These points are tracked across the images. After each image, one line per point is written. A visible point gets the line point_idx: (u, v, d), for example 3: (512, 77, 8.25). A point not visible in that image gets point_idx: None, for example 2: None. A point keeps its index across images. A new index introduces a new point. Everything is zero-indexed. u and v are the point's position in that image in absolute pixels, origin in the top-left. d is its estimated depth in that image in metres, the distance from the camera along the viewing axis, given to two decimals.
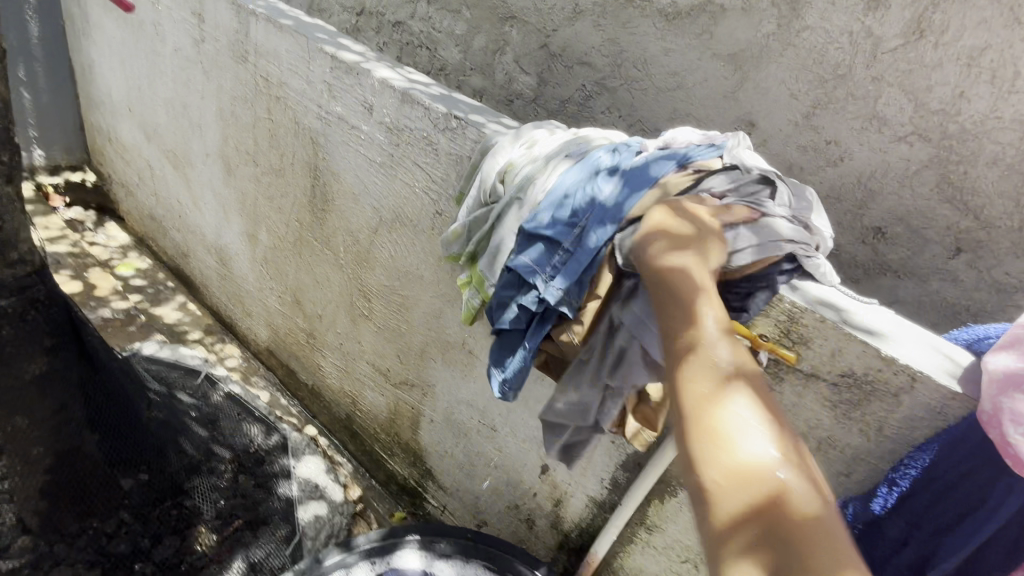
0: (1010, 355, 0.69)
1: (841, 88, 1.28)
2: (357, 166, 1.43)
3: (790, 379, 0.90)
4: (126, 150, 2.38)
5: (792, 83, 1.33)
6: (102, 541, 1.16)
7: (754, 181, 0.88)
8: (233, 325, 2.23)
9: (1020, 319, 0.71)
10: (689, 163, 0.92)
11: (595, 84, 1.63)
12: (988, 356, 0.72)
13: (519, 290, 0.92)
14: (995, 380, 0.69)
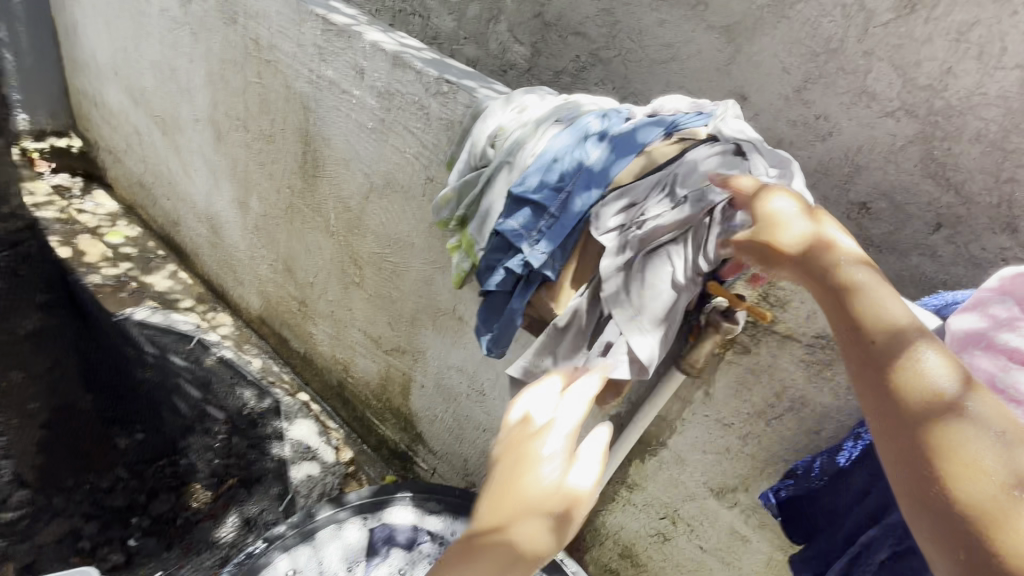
0: (973, 316, 0.72)
1: (833, 62, 1.36)
2: (347, 131, 1.41)
3: (766, 341, 0.92)
4: (113, 115, 2.35)
5: (785, 57, 1.42)
6: (99, 496, 1.24)
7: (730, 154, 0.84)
8: (225, 294, 2.25)
9: (987, 283, 0.74)
10: (677, 132, 0.90)
11: (589, 55, 1.74)
12: (953, 318, 0.75)
13: (507, 253, 0.93)
14: (956, 339, 0.72)
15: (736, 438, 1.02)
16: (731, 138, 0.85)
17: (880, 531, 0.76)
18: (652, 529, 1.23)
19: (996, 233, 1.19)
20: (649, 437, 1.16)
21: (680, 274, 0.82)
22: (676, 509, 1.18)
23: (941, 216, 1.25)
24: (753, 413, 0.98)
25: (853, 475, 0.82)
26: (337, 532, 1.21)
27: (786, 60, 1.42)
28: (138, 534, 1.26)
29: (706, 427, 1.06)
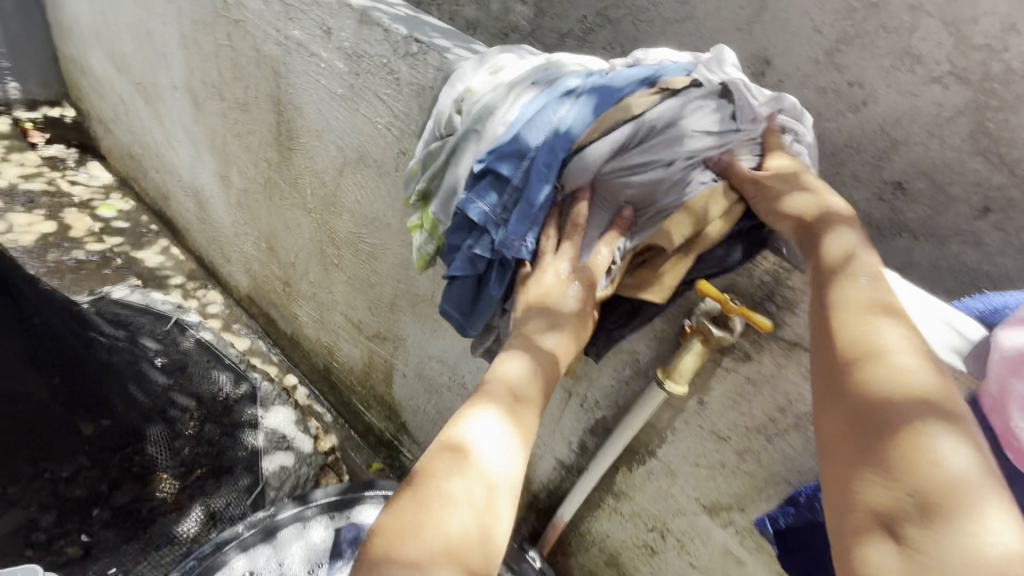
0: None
1: (873, 20, 1.30)
2: (318, 99, 1.29)
3: (770, 349, 0.79)
4: (100, 83, 2.27)
5: (817, 14, 1.36)
6: (59, 486, 1.15)
7: (719, 107, 0.76)
8: (216, 272, 2.19)
9: None
10: (660, 82, 0.78)
11: (597, 15, 1.60)
12: (999, 332, 0.61)
13: (471, 233, 0.82)
14: (1004, 360, 0.58)
15: (731, 454, 0.90)
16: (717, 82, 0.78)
17: None
18: (639, 540, 1.14)
19: None
20: (636, 444, 1.05)
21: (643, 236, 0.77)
22: (666, 522, 1.07)
23: (989, 200, 1.30)
24: (752, 428, 0.86)
25: None
26: (301, 531, 1.14)
27: (818, 18, 1.36)
28: (95, 528, 1.17)
29: (698, 439, 0.94)
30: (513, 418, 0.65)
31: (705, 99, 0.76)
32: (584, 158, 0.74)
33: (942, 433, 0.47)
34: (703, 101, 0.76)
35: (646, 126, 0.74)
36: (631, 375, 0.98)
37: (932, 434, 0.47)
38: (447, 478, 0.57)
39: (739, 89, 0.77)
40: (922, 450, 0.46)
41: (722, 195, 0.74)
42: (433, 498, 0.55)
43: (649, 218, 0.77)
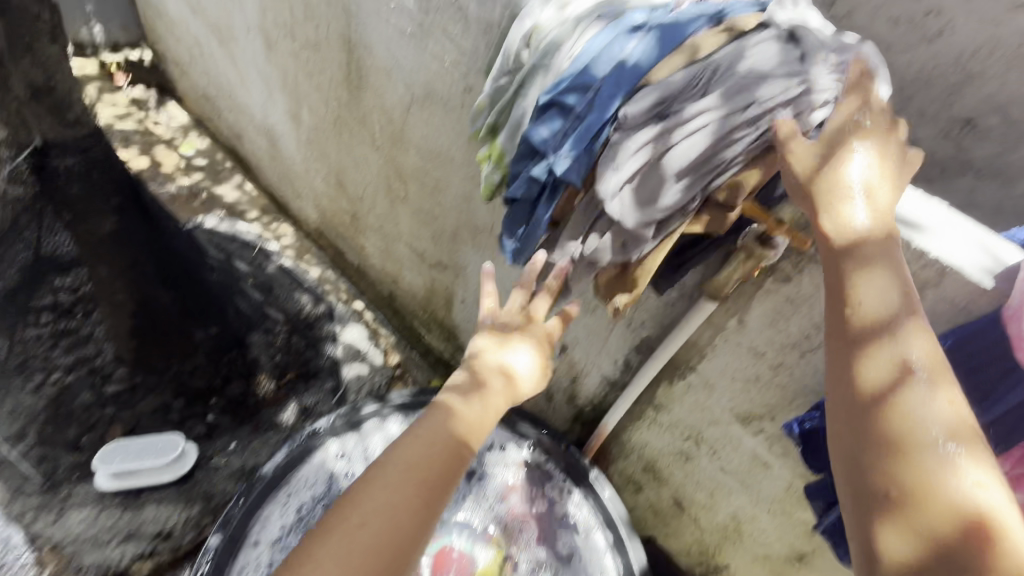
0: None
1: None
2: (387, 38, 1.37)
3: (810, 270, 0.86)
4: (175, 26, 2.40)
5: None
6: (184, 377, 1.43)
7: (787, 48, 0.75)
8: (287, 207, 2.37)
9: None
10: (724, 20, 0.82)
11: None
12: None
13: (532, 160, 0.90)
14: None
15: (766, 368, 1.00)
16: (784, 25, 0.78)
17: None
18: (675, 447, 1.27)
19: None
20: (677, 361, 1.16)
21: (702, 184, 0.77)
22: (701, 431, 1.20)
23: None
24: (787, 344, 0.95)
25: None
26: (380, 425, 1.33)
27: None
28: (216, 412, 1.43)
29: (735, 355, 1.04)
30: (491, 393, 0.94)
31: (770, 41, 0.76)
32: (643, 96, 0.78)
33: (935, 396, 0.57)
34: (768, 44, 0.76)
35: (702, 72, 0.77)
36: (676, 298, 1.08)
37: (940, 396, 0.57)
38: (440, 420, 0.90)
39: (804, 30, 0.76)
40: (931, 408, 0.57)
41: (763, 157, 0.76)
42: (442, 416, 0.90)
43: (708, 165, 0.76)
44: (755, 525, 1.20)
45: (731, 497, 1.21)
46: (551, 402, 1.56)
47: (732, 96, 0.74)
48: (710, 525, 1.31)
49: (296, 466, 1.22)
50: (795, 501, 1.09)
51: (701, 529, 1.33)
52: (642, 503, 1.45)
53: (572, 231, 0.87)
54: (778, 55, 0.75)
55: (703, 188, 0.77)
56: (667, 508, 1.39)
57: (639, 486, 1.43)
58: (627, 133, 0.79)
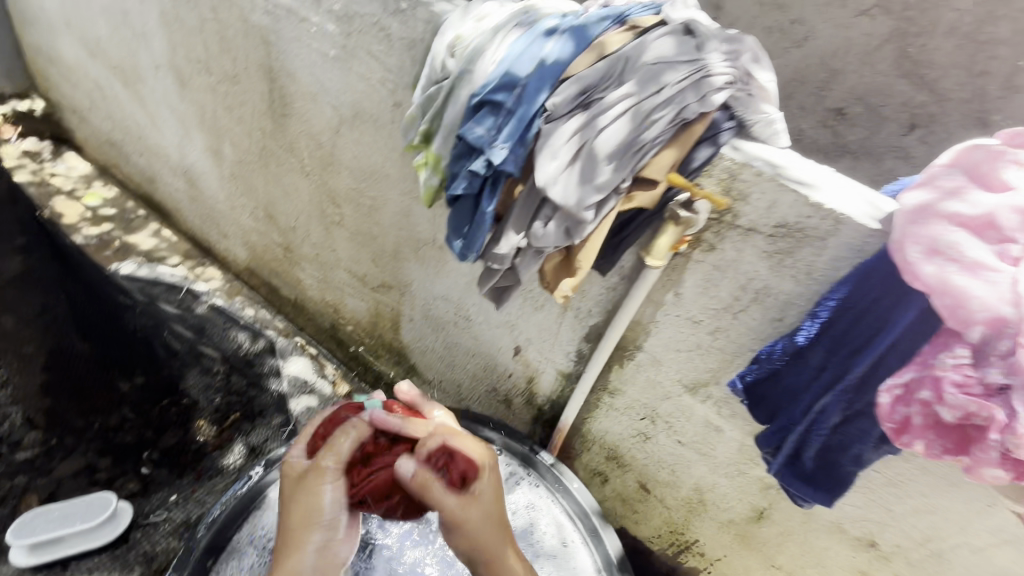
0: (923, 190, 0.71)
1: None
2: (311, 63, 1.39)
3: (730, 237, 0.95)
4: (70, 70, 2.25)
5: None
6: (109, 435, 1.31)
7: (697, 51, 0.86)
8: (211, 248, 2.25)
9: (941, 160, 0.73)
10: (627, 20, 0.92)
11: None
12: (903, 195, 0.74)
13: (469, 159, 0.94)
14: (905, 213, 0.71)
15: (705, 335, 1.07)
16: (680, 21, 0.89)
17: (833, 398, 0.84)
18: (634, 429, 1.32)
19: (968, 128, 1.60)
20: (625, 343, 1.21)
21: (619, 166, 0.83)
22: (655, 409, 1.25)
23: (914, 118, 1.66)
24: (720, 309, 1.02)
25: (810, 353, 0.87)
26: None
27: None
28: (150, 465, 1.31)
29: (677, 327, 1.10)
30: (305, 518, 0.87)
31: (684, 42, 0.86)
32: (565, 93, 0.85)
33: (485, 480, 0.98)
34: (670, 35, 0.87)
35: (612, 66, 0.85)
36: (616, 283, 1.13)
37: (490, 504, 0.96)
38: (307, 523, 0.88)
39: (695, 21, 0.89)
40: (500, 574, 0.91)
41: (651, 191, 0.86)
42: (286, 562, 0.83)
43: (628, 154, 0.83)
44: (717, 492, 1.25)
45: (691, 468, 1.26)
46: (510, 407, 1.57)
47: (650, 89, 0.82)
48: (676, 503, 1.35)
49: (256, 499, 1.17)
50: (748, 460, 1.16)
51: (667, 507, 1.37)
52: (610, 493, 1.47)
53: (517, 223, 0.92)
54: (676, 46, 0.86)
55: (631, 169, 0.84)
56: (634, 494, 1.42)
57: (605, 478, 1.46)
58: (557, 123, 0.86)
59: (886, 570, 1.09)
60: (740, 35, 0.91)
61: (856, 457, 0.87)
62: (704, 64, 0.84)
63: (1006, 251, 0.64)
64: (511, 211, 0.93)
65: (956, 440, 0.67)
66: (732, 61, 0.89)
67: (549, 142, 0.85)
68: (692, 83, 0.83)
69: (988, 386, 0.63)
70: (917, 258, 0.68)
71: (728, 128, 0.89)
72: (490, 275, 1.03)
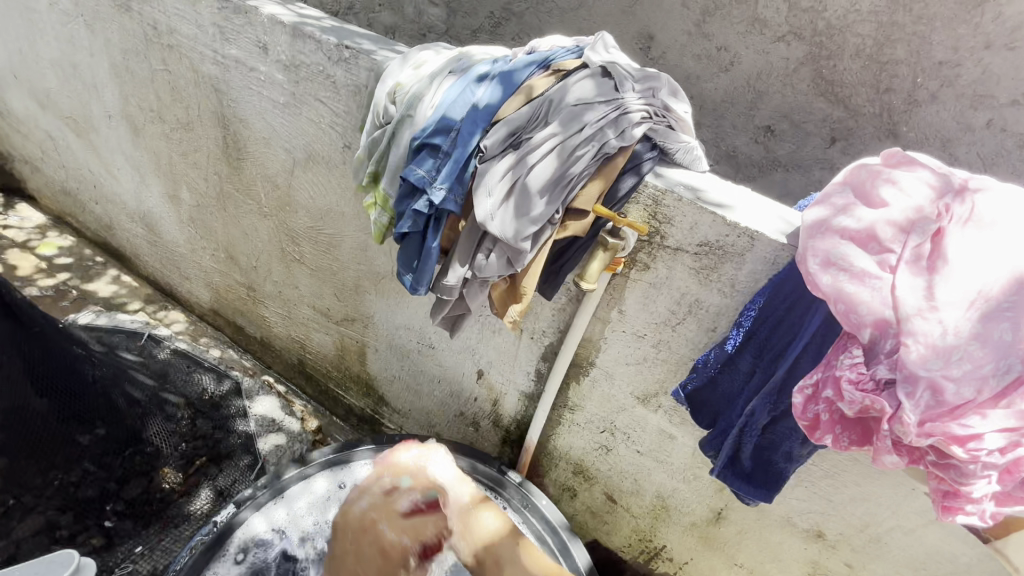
0: (821, 207, 0.79)
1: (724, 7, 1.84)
2: (262, 110, 1.44)
3: (661, 256, 1.02)
4: (20, 123, 2.24)
5: (690, 15, 1.91)
6: (70, 489, 1.24)
7: (615, 90, 0.94)
8: (173, 292, 2.24)
9: (838, 180, 0.80)
10: (550, 65, 1.00)
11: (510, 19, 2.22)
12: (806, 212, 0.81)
13: (413, 199, 1.00)
14: (807, 228, 0.79)
15: (650, 348, 1.13)
16: (599, 63, 0.98)
17: (758, 404, 0.90)
18: (595, 443, 1.37)
19: (881, 139, 1.79)
20: (579, 361, 1.27)
21: (551, 200, 0.90)
22: (613, 421, 1.31)
23: (834, 131, 1.84)
24: (660, 323, 1.09)
25: (739, 360, 0.95)
26: (307, 487, 1.31)
27: (692, 21, 1.92)
28: (114, 517, 1.29)
29: (624, 343, 1.17)
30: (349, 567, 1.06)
31: (602, 83, 0.95)
32: (497, 134, 0.92)
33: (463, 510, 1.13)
34: (590, 77, 0.95)
35: (537, 109, 0.93)
36: (564, 305, 1.19)
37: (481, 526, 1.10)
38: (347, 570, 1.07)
39: (612, 62, 0.98)
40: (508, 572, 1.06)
41: (580, 222, 0.93)
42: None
43: (558, 188, 0.90)
44: (678, 498, 1.30)
45: (651, 475, 1.32)
46: (478, 430, 1.61)
47: (574, 128, 0.90)
48: (642, 511, 1.40)
49: (232, 537, 1.20)
50: (701, 464, 1.22)
51: (634, 516, 1.42)
52: (580, 507, 1.51)
53: (461, 256, 0.98)
54: (594, 88, 0.94)
55: (562, 201, 0.90)
56: (602, 506, 1.46)
57: (574, 492, 1.50)
58: (490, 163, 0.92)
59: (835, 559, 1.15)
60: (657, 73, 1.01)
61: (788, 453, 0.93)
62: (620, 102, 0.93)
63: (885, 260, 0.72)
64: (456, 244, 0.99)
65: (860, 432, 0.75)
66: (648, 96, 0.97)
67: (485, 180, 0.92)
68: (612, 119, 0.91)
69: (878, 381, 0.70)
70: (816, 270, 0.75)
71: (649, 159, 0.97)
72: (442, 307, 1.08)
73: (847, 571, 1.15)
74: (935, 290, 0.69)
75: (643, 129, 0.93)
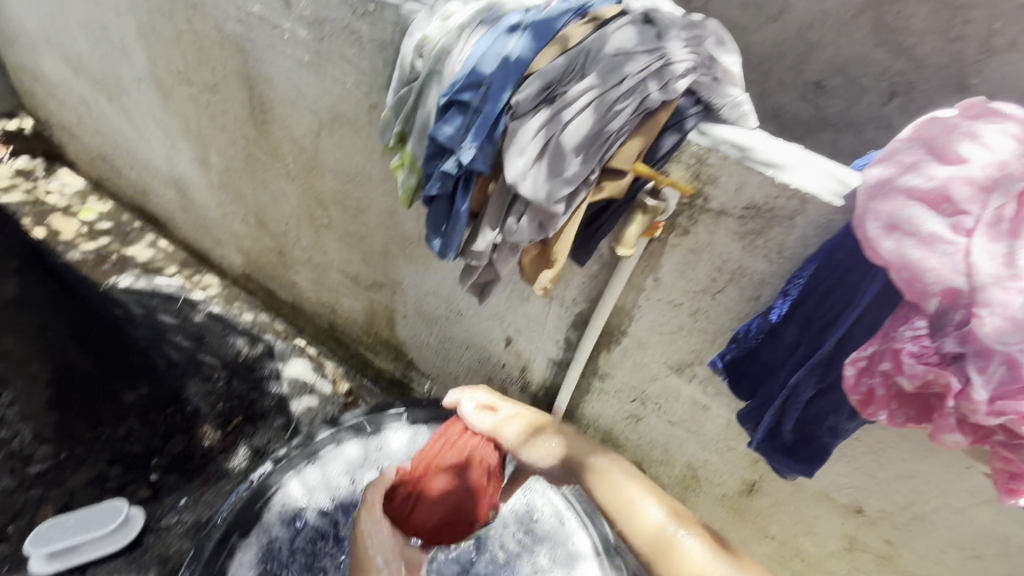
0: (884, 166, 0.72)
1: None
2: (287, 69, 1.40)
3: (702, 220, 0.96)
4: (56, 88, 2.27)
5: None
6: (118, 444, 1.33)
7: (657, 38, 0.87)
8: (208, 256, 2.28)
9: (899, 138, 0.74)
10: (588, 13, 0.93)
11: None
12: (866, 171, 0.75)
13: (442, 159, 0.96)
14: (868, 189, 0.72)
15: (686, 316, 1.09)
16: (640, 11, 0.91)
17: (805, 374, 0.86)
18: (626, 412, 1.35)
19: (949, 94, 1.64)
20: (611, 329, 1.24)
21: (585, 159, 0.85)
22: (644, 391, 1.28)
23: (894, 85, 1.70)
24: (698, 291, 1.04)
25: (784, 330, 0.90)
26: (337, 450, 1.32)
27: None
28: (158, 472, 1.36)
29: (659, 311, 1.12)
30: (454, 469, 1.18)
31: (643, 30, 0.87)
32: (530, 88, 0.86)
33: None
34: (630, 24, 0.88)
35: (572, 60, 0.87)
36: (596, 272, 1.15)
37: None
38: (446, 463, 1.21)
39: (655, 9, 0.90)
40: None
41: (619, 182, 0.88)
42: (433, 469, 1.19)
43: (594, 145, 0.85)
44: (709, 469, 1.28)
45: (683, 446, 1.29)
46: None
47: (613, 80, 0.84)
48: (671, 480, 1.38)
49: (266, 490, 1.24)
50: (736, 436, 1.18)
51: (663, 485, 1.41)
52: None
53: (491, 219, 0.94)
54: (636, 36, 0.87)
55: (599, 159, 0.85)
56: None
57: None
58: (522, 120, 0.87)
59: (873, 535, 1.12)
60: (704, 20, 0.93)
61: (832, 428, 0.89)
62: (663, 50, 0.86)
63: (961, 223, 0.65)
64: (483, 204, 0.96)
65: (918, 410, 0.71)
66: (694, 45, 0.89)
67: (517, 138, 0.87)
68: (655, 70, 0.84)
69: (944, 355, 0.65)
70: (877, 234, 0.69)
71: (693, 115, 0.91)
72: (471, 272, 1.06)
73: (886, 547, 1.12)
74: (1017, 255, 0.62)
75: (688, 81, 0.86)
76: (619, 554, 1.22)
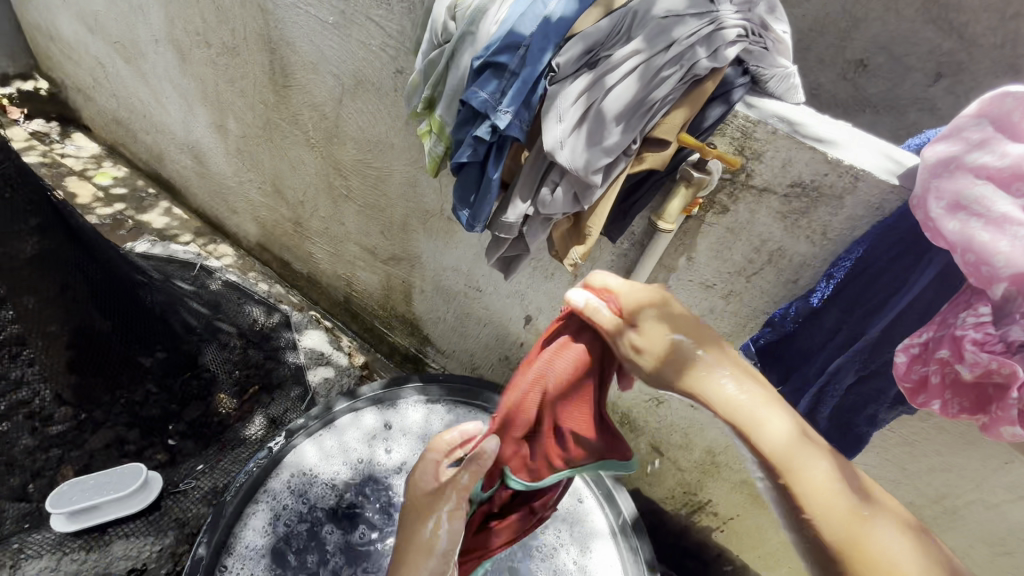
0: (948, 143, 0.67)
1: None
2: (310, 31, 1.36)
3: (743, 198, 0.92)
4: (71, 49, 2.23)
5: None
6: (135, 408, 1.34)
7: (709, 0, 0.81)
8: (222, 225, 2.26)
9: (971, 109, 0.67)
10: None
11: None
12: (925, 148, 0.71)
13: (473, 125, 0.92)
14: (928, 165, 0.68)
15: (718, 298, 1.05)
16: None
17: (846, 360, 0.83)
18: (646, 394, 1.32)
19: (997, 76, 1.57)
20: None
21: (626, 128, 0.81)
22: None
23: (941, 66, 1.65)
24: (733, 273, 1.01)
25: (824, 315, 0.87)
26: (355, 421, 1.32)
27: None
28: (176, 436, 1.38)
29: (688, 292, 1.09)
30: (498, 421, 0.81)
31: None
32: (571, 51, 0.82)
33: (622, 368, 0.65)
34: None
35: (615, 23, 0.83)
36: (625, 250, 1.12)
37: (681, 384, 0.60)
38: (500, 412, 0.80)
39: None
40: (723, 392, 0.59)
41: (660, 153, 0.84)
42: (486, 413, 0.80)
43: (637, 113, 0.81)
44: (730, 454, 1.26)
45: (705, 430, 1.27)
46: None
47: (659, 44, 0.79)
48: (690, 465, 1.36)
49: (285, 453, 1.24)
50: None
51: (681, 469, 1.39)
52: None
53: (523, 190, 0.91)
54: None
55: (640, 129, 0.81)
56: (646, 457, 1.44)
57: None
58: (562, 84, 0.83)
59: None
60: None
61: (871, 417, 0.87)
62: (715, 13, 0.80)
63: None
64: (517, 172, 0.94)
65: (973, 400, 0.68)
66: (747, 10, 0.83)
67: (554, 103, 0.83)
68: (706, 33, 0.79)
69: (1009, 344, 0.62)
70: (940, 214, 0.66)
71: (741, 85, 0.85)
72: (498, 245, 1.02)
73: None
74: None
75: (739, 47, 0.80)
76: (636, 537, 1.22)
